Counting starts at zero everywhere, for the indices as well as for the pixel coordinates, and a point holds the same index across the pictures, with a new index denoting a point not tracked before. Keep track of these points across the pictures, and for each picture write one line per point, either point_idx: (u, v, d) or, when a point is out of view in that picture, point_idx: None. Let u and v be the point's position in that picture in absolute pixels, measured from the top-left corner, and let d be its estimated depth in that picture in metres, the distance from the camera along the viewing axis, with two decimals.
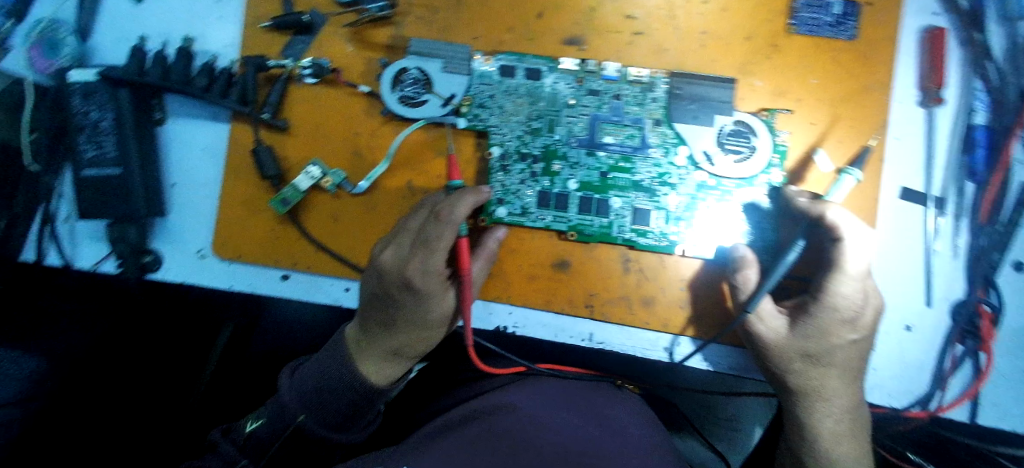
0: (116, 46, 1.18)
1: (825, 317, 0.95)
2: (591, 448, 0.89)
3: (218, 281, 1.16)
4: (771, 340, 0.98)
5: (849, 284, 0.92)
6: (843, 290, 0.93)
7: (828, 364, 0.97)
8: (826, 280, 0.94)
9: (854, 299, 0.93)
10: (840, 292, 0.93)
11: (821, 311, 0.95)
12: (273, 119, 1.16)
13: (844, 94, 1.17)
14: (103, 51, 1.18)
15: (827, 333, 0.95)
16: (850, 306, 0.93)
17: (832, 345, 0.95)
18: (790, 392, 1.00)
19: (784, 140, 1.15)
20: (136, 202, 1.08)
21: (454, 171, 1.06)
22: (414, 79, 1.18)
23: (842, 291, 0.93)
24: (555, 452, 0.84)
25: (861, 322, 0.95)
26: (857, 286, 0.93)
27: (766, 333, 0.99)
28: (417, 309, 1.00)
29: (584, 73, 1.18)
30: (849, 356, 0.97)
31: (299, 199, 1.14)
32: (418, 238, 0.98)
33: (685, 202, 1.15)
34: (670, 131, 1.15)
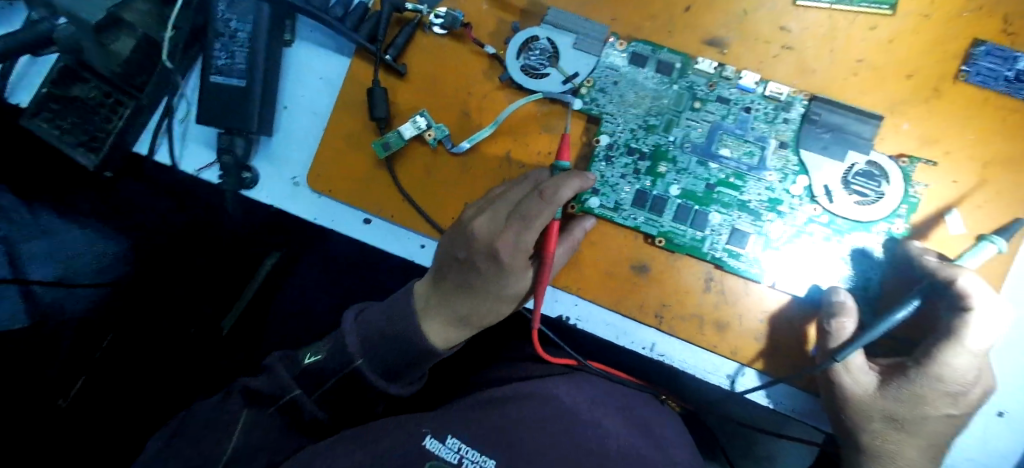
0: None
1: (926, 385, 0.90)
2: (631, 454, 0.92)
3: (306, 211, 1.19)
4: (856, 395, 0.94)
5: (964, 358, 0.88)
6: (955, 362, 0.88)
7: (911, 433, 0.93)
8: (938, 348, 0.89)
9: (963, 374, 0.88)
10: (951, 363, 0.88)
11: (923, 378, 0.90)
12: (395, 63, 1.18)
13: (999, 158, 1.07)
14: None
15: (924, 401, 0.91)
16: (958, 380, 0.89)
17: (923, 414, 0.92)
18: (860, 450, 0.96)
19: (918, 192, 1.07)
20: (252, 117, 1.11)
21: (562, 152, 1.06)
22: (541, 49, 1.16)
23: (953, 364, 0.88)
24: (582, 447, 0.88)
25: (964, 398, 0.91)
26: (971, 360, 0.88)
27: (853, 386, 0.94)
28: (496, 281, 0.98)
29: (718, 77, 1.13)
30: (936, 430, 0.93)
31: (401, 146, 1.16)
32: (517, 210, 0.96)
33: (789, 234, 1.10)
34: (793, 157, 1.10)
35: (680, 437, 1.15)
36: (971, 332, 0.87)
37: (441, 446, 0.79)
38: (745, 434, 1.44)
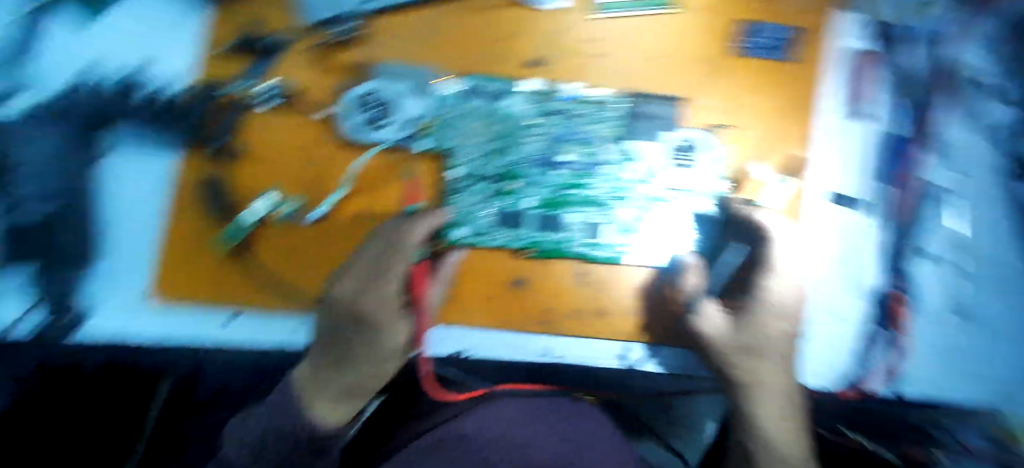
0: (61, 67, 1.04)
1: (756, 310, 1.18)
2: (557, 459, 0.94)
3: (147, 332, 1.02)
4: (711, 333, 1.18)
5: (778, 281, 1.17)
6: (774, 286, 1.17)
7: (763, 353, 1.18)
8: (759, 279, 1.19)
9: (780, 294, 1.17)
10: (772, 288, 1.17)
11: (758, 306, 1.18)
12: (223, 148, 1.08)
13: (784, 112, 1.25)
14: (46, 72, 1.03)
15: (759, 323, 1.18)
16: (777, 300, 1.17)
17: (766, 335, 1.18)
18: (733, 380, 1.19)
19: (723, 155, 1.23)
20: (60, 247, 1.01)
21: (410, 196, 1.15)
22: (374, 101, 1.14)
23: (773, 288, 1.18)
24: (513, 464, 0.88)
25: (787, 312, 1.18)
26: (784, 282, 1.17)
27: (709, 327, 1.18)
28: (370, 341, 1.06)
29: (543, 93, 1.21)
30: (778, 344, 1.18)
31: (246, 231, 1.06)
32: (371, 268, 1.05)
33: (637, 215, 1.22)
34: (620, 148, 1.22)
35: (608, 428, 1.19)
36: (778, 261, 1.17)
37: None
38: (667, 405, 1.43)
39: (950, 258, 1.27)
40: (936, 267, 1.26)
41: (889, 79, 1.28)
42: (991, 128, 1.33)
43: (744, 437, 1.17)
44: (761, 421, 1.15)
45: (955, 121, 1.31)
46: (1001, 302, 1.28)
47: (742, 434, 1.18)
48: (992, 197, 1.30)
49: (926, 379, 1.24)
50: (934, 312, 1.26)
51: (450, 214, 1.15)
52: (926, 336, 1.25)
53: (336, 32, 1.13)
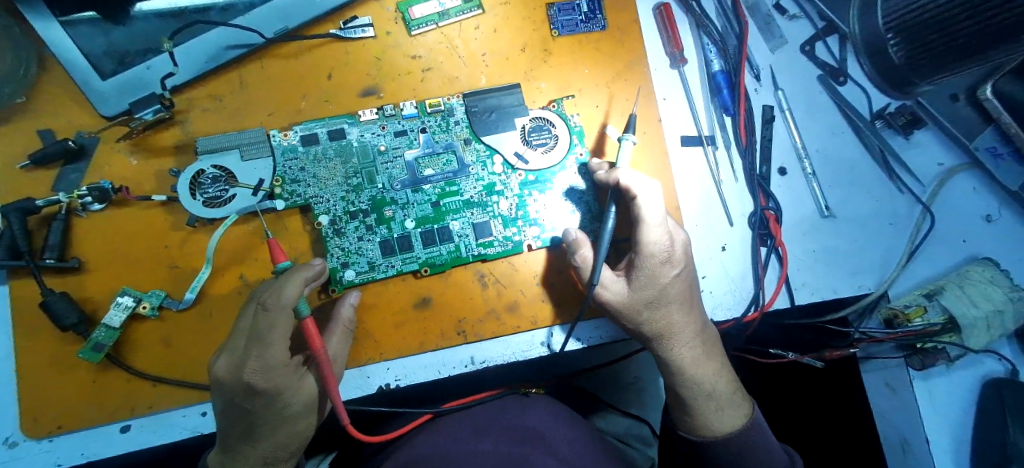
0: None
1: (648, 265, 1.08)
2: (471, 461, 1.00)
3: (42, 465, 1.04)
4: (619, 304, 1.10)
5: (653, 231, 1.06)
6: (650, 237, 1.07)
7: (668, 304, 1.10)
8: (637, 234, 1.08)
9: (663, 241, 1.07)
10: (649, 240, 1.07)
11: (643, 261, 1.08)
12: (61, 261, 1.08)
13: (615, 74, 1.33)
14: None
15: (656, 277, 1.08)
16: (663, 247, 1.07)
17: (662, 287, 1.09)
18: (650, 339, 1.12)
19: (577, 122, 1.29)
20: None
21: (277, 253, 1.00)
22: (213, 178, 1.15)
23: (651, 239, 1.07)
24: None
25: (675, 257, 1.09)
26: (662, 229, 1.07)
27: (616, 296, 1.10)
28: (273, 408, 0.95)
29: (385, 118, 1.23)
30: (680, 290, 1.11)
31: (115, 338, 1.07)
32: (252, 334, 0.93)
33: (515, 203, 1.23)
34: (481, 146, 1.24)
35: (549, 417, 1.23)
36: (647, 211, 1.06)
37: None
38: (609, 370, 1.60)
39: (798, 167, 1.34)
40: (787, 177, 1.33)
41: (693, 23, 1.37)
42: (806, 36, 1.39)
43: (679, 390, 1.12)
44: (687, 370, 1.10)
45: (764, 45, 1.39)
46: (865, 193, 1.33)
47: (674, 386, 1.13)
48: (823, 101, 1.37)
49: (823, 279, 1.29)
50: (806, 217, 1.32)
51: (325, 265, 1.06)
52: (806, 242, 1.30)
53: (142, 115, 1.13)
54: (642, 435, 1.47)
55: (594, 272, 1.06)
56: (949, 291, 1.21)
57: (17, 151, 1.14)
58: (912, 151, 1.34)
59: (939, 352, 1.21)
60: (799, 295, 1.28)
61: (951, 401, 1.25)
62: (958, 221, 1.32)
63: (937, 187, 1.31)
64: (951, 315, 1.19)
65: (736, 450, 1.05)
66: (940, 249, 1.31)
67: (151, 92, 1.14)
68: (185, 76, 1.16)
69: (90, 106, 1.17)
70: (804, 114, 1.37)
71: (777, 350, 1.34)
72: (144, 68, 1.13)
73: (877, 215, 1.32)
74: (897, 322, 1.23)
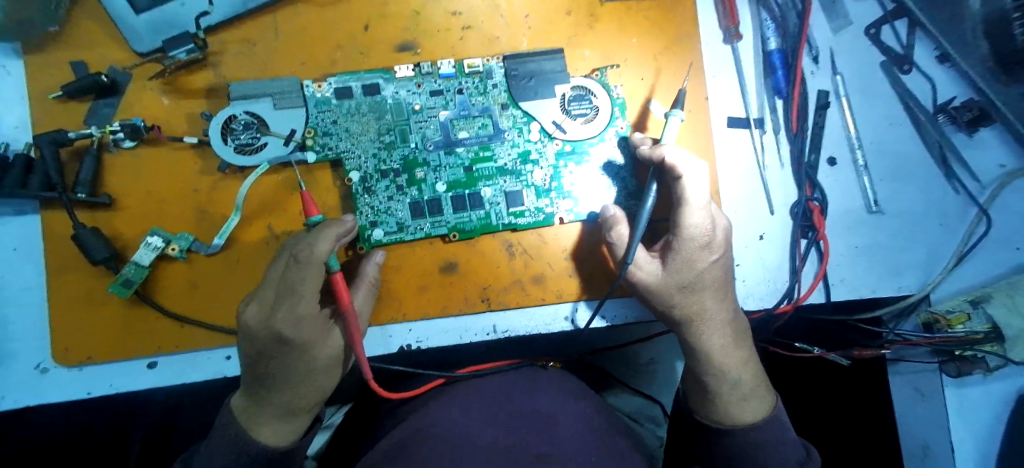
0: None
1: (686, 248, 1.04)
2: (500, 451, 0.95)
3: (71, 394, 1.06)
4: (653, 285, 1.07)
5: (695, 214, 1.02)
6: (691, 220, 1.02)
7: (702, 290, 1.06)
8: (677, 215, 1.03)
9: (704, 225, 1.03)
10: (690, 223, 1.02)
11: (682, 244, 1.04)
12: (92, 197, 1.07)
13: (663, 46, 1.25)
14: None
15: (693, 261, 1.04)
16: (704, 232, 1.03)
17: (698, 272, 1.05)
18: (679, 324, 1.09)
19: (620, 94, 1.22)
20: None
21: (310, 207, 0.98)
22: (245, 124, 1.12)
23: (692, 222, 1.02)
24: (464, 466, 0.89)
25: (715, 242, 1.05)
26: (704, 212, 1.02)
27: (649, 277, 1.07)
28: (301, 359, 0.96)
29: (421, 75, 1.19)
30: (716, 276, 1.07)
31: (143, 276, 1.07)
32: (284, 285, 0.92)
33: (550, 174, 1.20)
34: (518, 111, 1.19)
35: (567, 394, 1.22)
36: (691, 193, 1.01)
37: None
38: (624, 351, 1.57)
39: (849, 158, 1.27)
40: (837, 168, 1.26)
41: None
42: (871, 19, 1.30)
43: (702, 377, 1.08)
44: (715, 358, 1.06)
45: (826, 25, 1.30)
46: (917, 190, 1.27)
47: (698, 374, 1.09)
48: (882, 90, 1.29)
49: (864, 276, 1.24)
50: (852, 212, 1.26)
51: (355, 222, 1.02)
52: (849, 237, 1.25)
53: (174, 54, 1.10)
54: (653, 415, 1.49)
55: (630, 250, 1.02)
56: (997, 299, 1.15)
57: (50, 82, 1.12)
58: (974, 150, 1.27)
59: (978, 362, 1.17)
60: (836, 292, 1.24)
61: (978, 412, 1.21)
62: (1015, 228, 1.24)
63: (997, 190, 1.24)
64: (995, 324, 1.13)
65: (756, 438, 1.02)
66: (988, 256, 1.25)
67: (185, 31, 1.11)
68: (219, 17, 1.13)
69: (123, 42, 1.14)
70: (861, 102, 1.29)
71: (803, 344, 1.31)
72: (178, 5, 1.10)
73: (927, 214, 1.26)
74: (937, 327, 1.19)
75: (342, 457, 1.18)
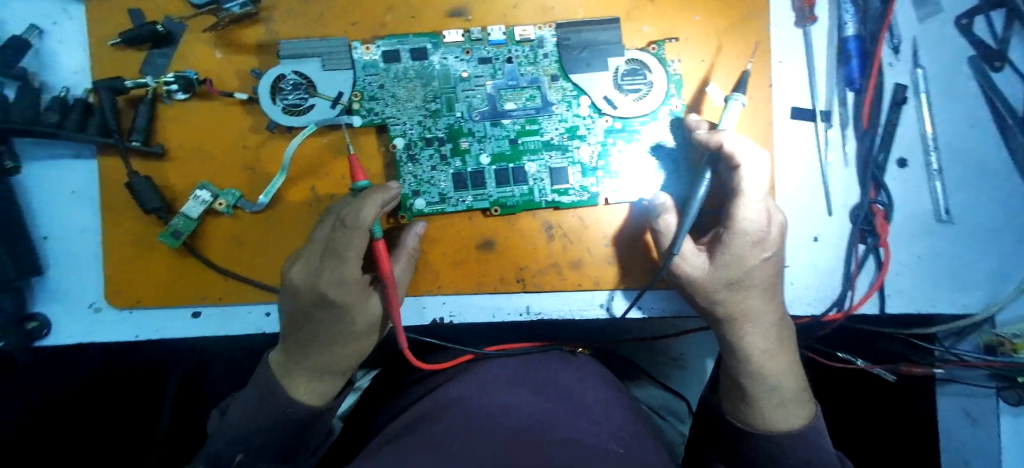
0: None
1: (737, 243, 0.98)
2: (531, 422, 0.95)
3: (122, 334, 1.11)
4: (697, 280, 1.02)
5: (750, 207, 0.96)
6: (746, 214, 0.97)
7: (750, 288, 1.01)
8: (731, 207, 0.98)
9: (758, 220, 0.97)
10: (744, 216, 0.97)
11: (733, 238, 0.98)
12: (146, 146, 1.09)
13: (729, 25, 1.17)
14: None
15: (743, 258, 0.99)
16: (758, 228, 0.97)
17: (749, 269, 1.00)
18: (721, 321, 1.04)
19: (677, 70, 1.16)
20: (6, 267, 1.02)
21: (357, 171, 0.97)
22: (294, 85, 1.11)
23: (746, 216, 0.97)
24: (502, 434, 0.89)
25: (769, 239, 0.99)
26: (759, 207, 0.97)
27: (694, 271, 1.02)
28: (338, 323, 0.96)
29: (470, 42, 1.15)
30: (766, 275, 1.02)
31: (192, 228, 1.09)
32: (329, 246, 0.94)
33: (597, 151, 1.15)
34: (568, 84, 1.15)
35: (595, 379, 1.21)
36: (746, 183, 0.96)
37: None
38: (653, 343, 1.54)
39: (921, 159, 1.17)
40: (907, 170, 1.17)
41: None
42: (964, 7, 1.18)
43: (738, 378, 1.05)
44: (756, 360, 1.03)
45: (911, 12, 1.19)
46: (995, 200, 1.16)
47: (735, 375, 1.05)
48: (969, 87, 1.17)
49: (924, 287, 1.17)
50: (919, 218, 1.17)
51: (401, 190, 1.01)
52: (911, 245, 1.17)
53: (229, 7, 1.08)
54: (678, 411, 1.48)
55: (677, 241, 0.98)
56: None
57: (108, 28, 1.13)
58: None
59: None
60: (892, 302, 1.17)
61: None
62: None
63: None
64: None
65: (793, 444, 0.98)
66: None
67: None
68: None
69: None
70: (942, 99, 1.18)
71: (845, 354, 1.25)
72: None
73: (1003, 227, 1.16)
74: (1001, 350, 1.12)
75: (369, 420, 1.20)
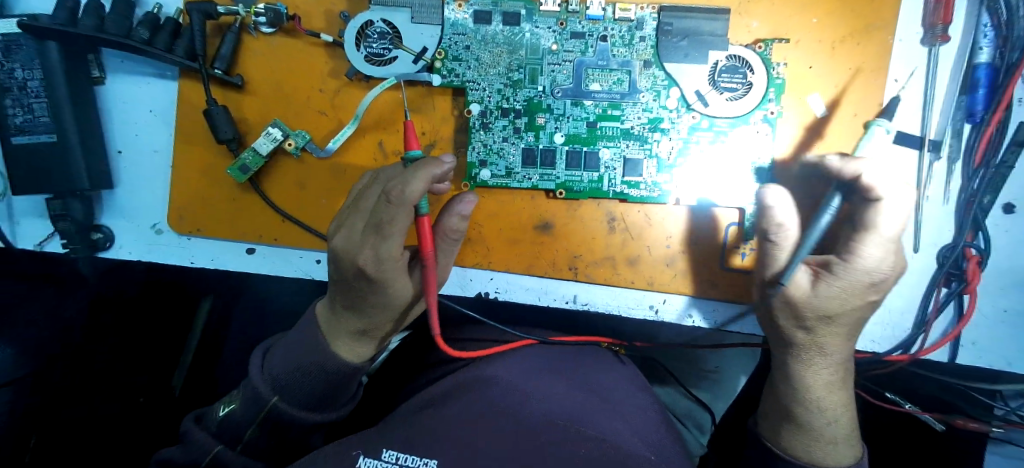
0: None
1: (851, 279, 0.92)
2: (571, 412, 0.93)
3: (178, 258, 1.13)
4: (793, 301, 0.95)
5: (876, 248, 0.90)
6: (871, 253, 0.91)
7: (841, 325, 0.96)
8: (854, 241, 0.92)
9: (880, 263, 0.91)
10: (869, 255, 0.91)
11: (848, 273, 0.92)
12: (227, 75, 1.08)
13: (848, 33, 1.08)
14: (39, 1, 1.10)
15: (850, 295, 0.93)
16: (878, 270, 0.91)
17: (851, 307, 0.94)
18: (791, 345, 1.00)
19: (781, 73, 1.08)
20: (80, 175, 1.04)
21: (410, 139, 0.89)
22: (380, 33, 1.08)
23: (871, 255, 0.91)
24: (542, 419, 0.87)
25: (885, 284, 0.94)
26: (884, 246, 0.90)
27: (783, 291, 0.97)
28: (375, 296, 0.96)
29: (566, 13, 1.09)
30: (857, 317, 0.96)
31: (259, 165, 1.08)
32: (372, 219, 0.90)
33: (677, 148, 1.09)
34: (661, 72, 1.08)
35: (631, 379, 1.19)
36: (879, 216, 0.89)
37: (378, 463, 0.76)
38: (689, 352, 1.49)
39: None
40: (1013, 218, 1.08)
41: None
42: None
43: (792, 407, 0.99)
44: (817, 392, 0.97)
45: None
46: None
47: (788, 406, 0.99)
48: None
49: (1002, 345, 1.09)
50: (1013, 271, 1.09)
51: (455, 163, 0.90)
52: (999, 298, 1.09)
53: None
54: (699, 422, 1.45)
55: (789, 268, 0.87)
56: None
57: None
58: None
59: None
60: (963, 354, 1.10)
61: None
62: None
63: None
64: None
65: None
66: None
67: None
68: None
69: None
70: None
71: (894, 396, 1.19)
72: None
73: None
74: None
75: (400, 381, 1.21)
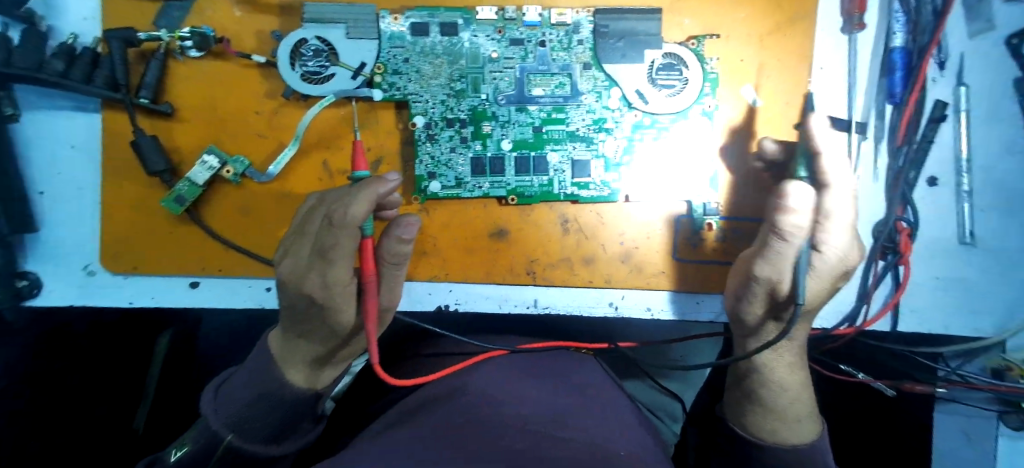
0: None
1: (828, 271, 0.96)
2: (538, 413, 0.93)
3: (115, 300, 1.08)
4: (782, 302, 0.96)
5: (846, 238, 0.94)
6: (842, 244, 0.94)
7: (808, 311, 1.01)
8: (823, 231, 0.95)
9: (851, 250, 0.95)
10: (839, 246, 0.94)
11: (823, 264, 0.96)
12: (155, 104, 1.04)
13: (773, 26, 1.13)
14: None
15: (827, 287, 0.98)
16: (849, 257, 0.96)
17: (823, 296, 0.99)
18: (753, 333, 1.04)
19: (714, 68, 1.12)
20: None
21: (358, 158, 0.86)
22: (315, 50, 1.06)
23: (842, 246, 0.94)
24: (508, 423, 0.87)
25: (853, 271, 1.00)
26: (849, 234, 0.94)
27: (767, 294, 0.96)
28: (324, 320, 0.94)
29: (503, 21, 1.10)
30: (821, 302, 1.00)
31: (196, 195, 1.04)
32: (317, 244, 0.88)
33: (622, 146, 1.12)
34: (601, 73, 1.10)
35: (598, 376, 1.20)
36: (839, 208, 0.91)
37: None
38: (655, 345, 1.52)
39: (952, 180, 1.14)
40: (937, 190, 1.15)
41: None
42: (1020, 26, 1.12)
43: (750, 388, 1.03)
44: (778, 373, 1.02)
45: (963, 26, 1.14)
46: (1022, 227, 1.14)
47: (747, 388, 1.04)
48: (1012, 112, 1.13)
49: (937, 309, 1.15)
50: (941, 239, 1.15)
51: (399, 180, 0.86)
52: (931, 265, 1.15)
53: None
54: (671, 412, 1.47)
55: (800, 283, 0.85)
56: None
57: None
58: None
59: None
60: (904, 322, 1.16)
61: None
62: None
63: None
64: None
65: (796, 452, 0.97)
66: None
67: None
68: None
69: None
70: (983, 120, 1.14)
71: (847, 367, 1.24)
72: None
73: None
74: (1008, 374, 1.15)
75: (367, 403, 1.18)
